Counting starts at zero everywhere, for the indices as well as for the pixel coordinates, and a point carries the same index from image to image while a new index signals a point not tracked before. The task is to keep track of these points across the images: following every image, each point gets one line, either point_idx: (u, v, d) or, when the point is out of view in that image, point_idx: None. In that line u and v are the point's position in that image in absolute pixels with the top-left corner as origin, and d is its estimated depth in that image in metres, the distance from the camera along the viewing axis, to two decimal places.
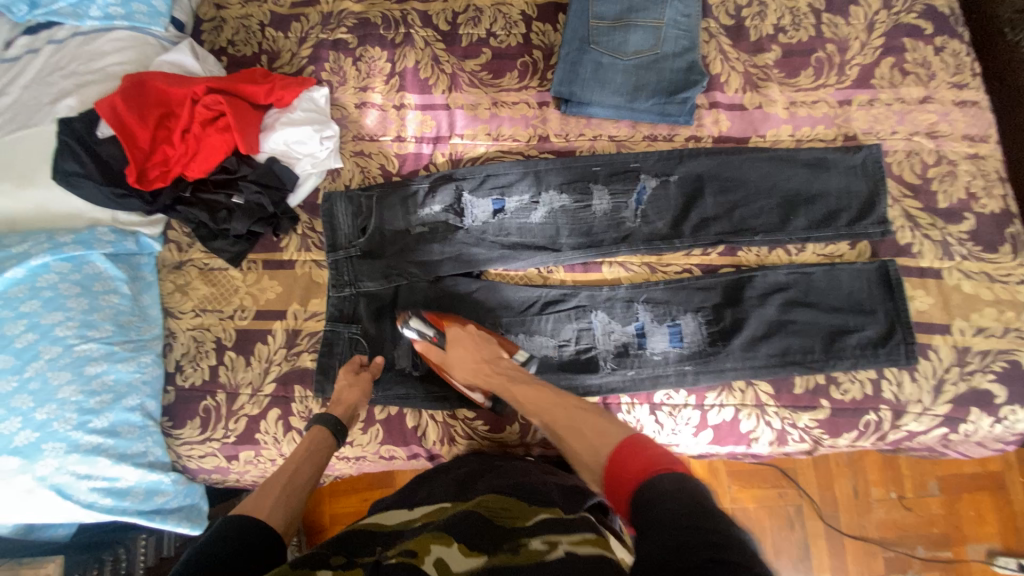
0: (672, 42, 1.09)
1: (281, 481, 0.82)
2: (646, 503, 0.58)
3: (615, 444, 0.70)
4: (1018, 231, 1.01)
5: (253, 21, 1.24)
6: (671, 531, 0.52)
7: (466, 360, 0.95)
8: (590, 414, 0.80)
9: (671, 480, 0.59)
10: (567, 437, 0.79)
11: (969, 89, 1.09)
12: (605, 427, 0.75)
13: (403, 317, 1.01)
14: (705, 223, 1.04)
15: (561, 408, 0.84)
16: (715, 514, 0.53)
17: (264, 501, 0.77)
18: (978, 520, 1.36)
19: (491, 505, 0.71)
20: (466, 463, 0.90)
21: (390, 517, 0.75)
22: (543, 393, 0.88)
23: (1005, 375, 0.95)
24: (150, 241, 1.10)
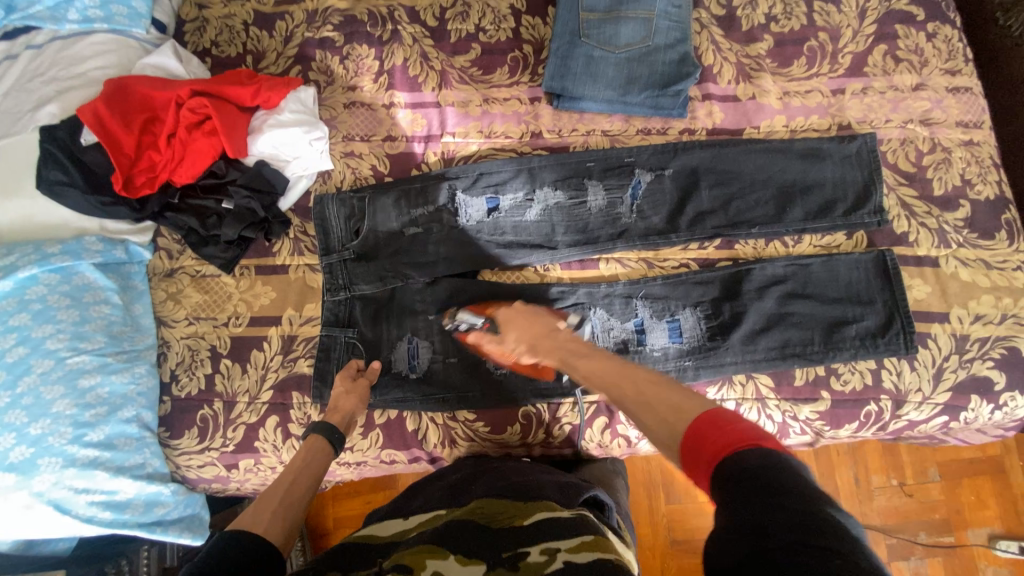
0: (664, 33, 1.07)
1: (278, 492, 0.79)
2: (726, 479, 0.50)
3: (696, 419, 0.58)
4: (1013, 217, 1.01)
5: (237, 21, 1.21)
6: (751, 511, 0.46)
7: (529, 331, 0.94)
8: (659, 387, 0.69)
9: (759, 458, 0.50)
10: (634, 411, 0.69)
11: (961, 75, 1.08)
12: (683, 399, 0.64)
13: (451, 312, 1.01)
14: (701, 216, 1.03)
15: (628, 382, 0.74)
16: (809, 495, 0.45)
17: (262, 513, 0.74)
18: (977, 504, 1.37)
19: (487, 512, 0.70)
20: (462, 467, 0.90)
21: (384, 529, 0.74)
22: (608, 367, 0.79)
23: (1003, 361, 0.95)
24: (140, 249, 1.08)
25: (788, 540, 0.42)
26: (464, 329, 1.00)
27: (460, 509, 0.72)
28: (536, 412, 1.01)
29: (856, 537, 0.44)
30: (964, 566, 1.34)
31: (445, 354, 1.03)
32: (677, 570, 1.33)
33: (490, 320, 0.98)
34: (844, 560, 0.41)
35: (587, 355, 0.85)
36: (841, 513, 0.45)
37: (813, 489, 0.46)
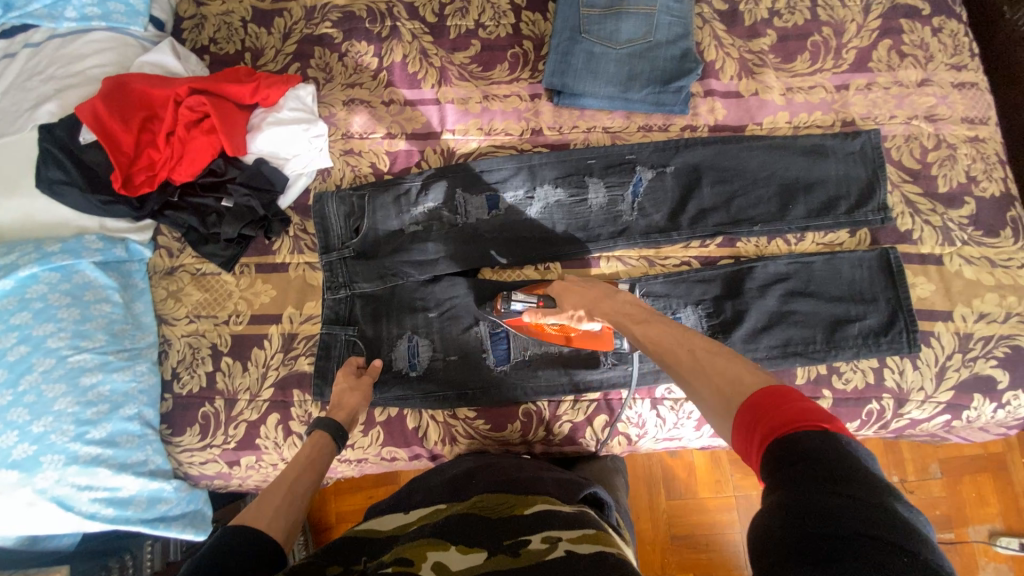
0: (665, 29, 1.06)
1: (282, 486, 0.79)
2: (783, 456, 0.48)
3: (758, 393, 0.56)
4: (1019, 214, 1.00)
5: (235, 18, 1.21)
6: (812, 493, 0.44)
7: (586, 296, 0.91)
8: (717, 357, 0.66)
9: (825, 440, 0.47)
10: (689, 380, 0.66)
11: (967, 71, 1.07)
12: (743, 371, 0.61)
13: (504, 295, 0.97)
14: (703, 214, 1.03)
15: (685, 350, 0.70)
16: (873, 484, 0.44)
17: (265, 507, 0.74)
18: (979, 501, 1.36)
19: (487, 509, 0.70)
20: (461, 462, 0.90)
21: (385, 521, 0.72)
22: (662, 332, 0.75)
23: (1007, 360, 0.94)
24: (140, 248, 1.08)
25: (849, 528, 0.41)
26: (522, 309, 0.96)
27: (460, 504, 0.72)
28: (537, 410, 1.01)
29: (918, 530, 0.43)
30: (966, 563, 1.34)
31: (445, 352, 1.03)
32: (677, 566, 1.32)
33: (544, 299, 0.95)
34: (912, 557, 0.40)
35: (645, 321, 0.79)
36: (903, 505, 0.44)
37: (875, 478, 0.45)
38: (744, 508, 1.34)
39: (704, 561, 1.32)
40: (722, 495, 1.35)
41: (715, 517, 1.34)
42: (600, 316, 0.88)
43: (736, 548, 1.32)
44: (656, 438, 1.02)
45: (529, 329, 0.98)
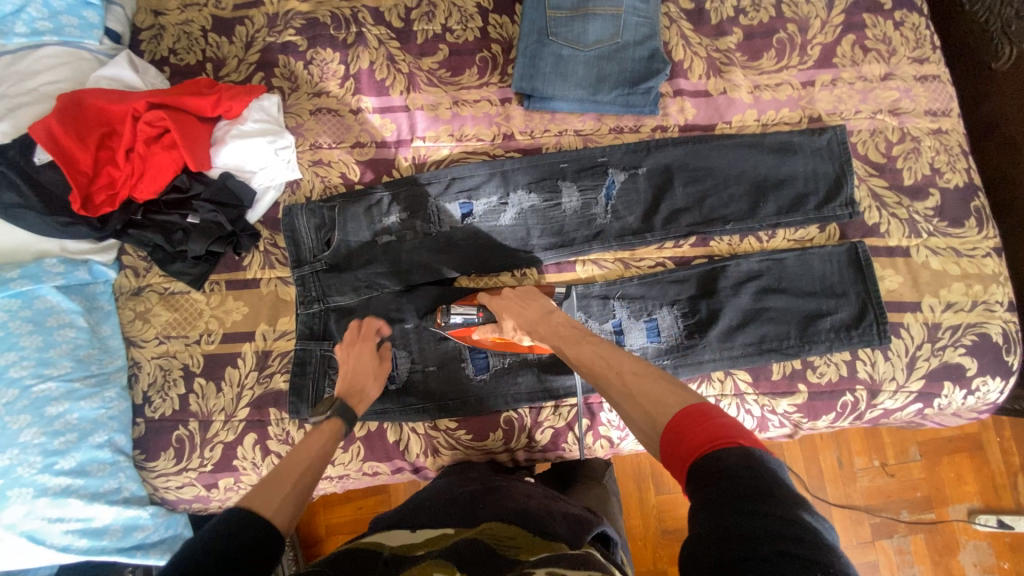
0: (633, 29, 1.06)
1: (292, 477, 0.70)
2: (703, 479, 0.48)
3: (681, 413, 0.57)
4: (982, 204, 1.03)
5: (195, 28, 1.17)
6: (729, 517, 0.44)
7: (529, 316, 0.89)
8: (642, 376, 0.66)
9: (742, 458, 0.48)
10: (618, 402, 0.67)
11: (929, 64, 1.09)
12: (666, 390, 0.62)
13: (443, 309, 0.96)
14: (676, 214, 1.03)
15: (614, 372, 0.70)
16: (787, 500, 0.44)
17: (274, 499, 0.64)
18: (957, 481, 1.40)
19: (496, 539, 0.66)
20: (469, 482, 0.85)
21: (391, 537, 0.68)
22: (594, 353, 0.76)
23: (974, 347, 0.97)
24: (104, 268, 1.05)
25: (767, 551, 0.41)
26: (462, 323, 0.95)
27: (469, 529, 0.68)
28: (518, 417, 1.01)
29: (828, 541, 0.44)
30: (946, 542, 1.38)
31: (424, 363, 1.02)
32: (668, 559, 1.34)
33: (482, 308, 0.95)
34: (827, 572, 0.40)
35: (577, 342, 0.81)
36: (813, 517, 0.45)
37: (791, 493, 0.46)
38: None
39: None
40: None
41: None
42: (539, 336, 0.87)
43: None
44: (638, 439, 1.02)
45: (481, 342, 0.97)
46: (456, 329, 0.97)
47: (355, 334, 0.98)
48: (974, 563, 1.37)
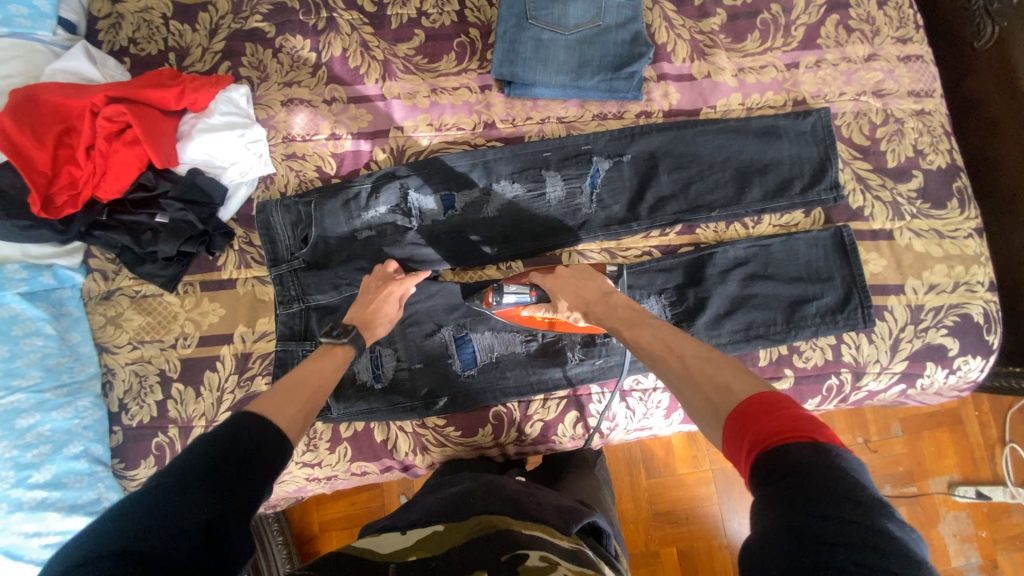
0: (615, 11, 1.03)
1: (302, 392, 0.75)
2: (774, 470, 0.48)
3: (747, 400, 0.56)
4: (964, 184, 1.03)
5: (155, 15, 1.11)
6: (799, 516, 0.44)
7: (580, 296, 0.90)
8: (708, 363, 0.65)
9: (811, 453, 0.48)
10: (680, 388, 0.67)
11: (912, 43, 1.08)
12: (731, 378, 0.61)
13: (497, 286, 0.94)
14: (661, 202, 1.02)
15: (676, 356, 0.70)
16: (865, 504, 0.44)
17: (280, 408, 0.69)
18: (937, 454, 1.44)
19: (489, 527, 0.65)
20: (460, 480, 0.83)
21: (382, 543, 0.65)
22: (655, 337, 0.76)
23: (956, 328, 0.98)
24: (70, 273, 1.01)
25: (839, 557, 0.42)
26: (518, 302, 0.94)
27: (460, 532, 0.65)
28: (507, 411, 1.00)
29: (912, 551, 0.43)
30: (928, 514, 1.42)
31: (410, 360, 1.00)
32: (660, 540, 1.35)
33: (536, 288, 0.94)
34: None
35: (636, 326, 0.80)
36: (893, 522, 0.44)
37: (870, 496, 0.45)
38: (720, 479, 1.38)
39: (685, 533, 1.35)
40: (697, 469, 1.39)
41: (692, 490, 1.37)
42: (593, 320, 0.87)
43: (715, 519, 1.36)
44: (627, 429, 1.02)
45: (531, 321, 0.97)
46: (507, 308, 0.95)
47: (382, 271, 0.97)
48: (954, 533, 1.41)
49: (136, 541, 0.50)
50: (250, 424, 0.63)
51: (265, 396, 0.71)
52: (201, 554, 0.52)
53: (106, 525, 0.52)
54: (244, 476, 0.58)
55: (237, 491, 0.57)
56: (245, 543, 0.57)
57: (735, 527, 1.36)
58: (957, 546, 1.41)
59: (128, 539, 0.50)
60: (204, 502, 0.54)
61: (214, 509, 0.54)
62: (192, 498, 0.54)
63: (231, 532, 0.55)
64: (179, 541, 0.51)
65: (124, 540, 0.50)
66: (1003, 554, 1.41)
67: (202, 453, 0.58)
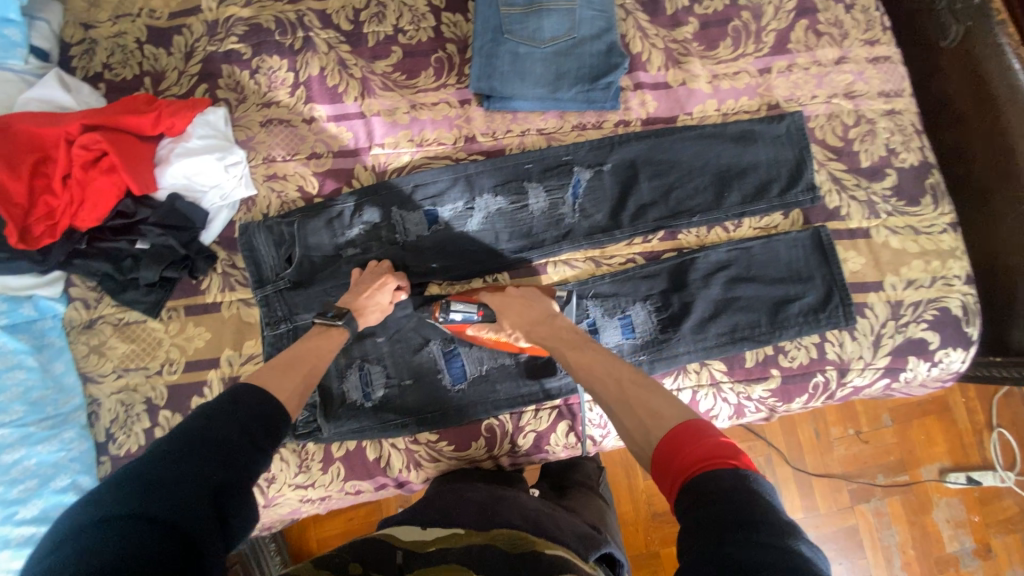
0: (588, 24, 1.04)
1: (300, 368, 0.80)
2: (698, 497, 0.53)
3: (675, 428, 0.61)
4: (936, 180, 1.05)
5: (130, 40, 1.10)
6: (717, 540, 0.48)
7: (527, 317, 0.91)
8: (639, 388, 0.70)
9: (730, 482, 0.52)
10: (614, 411, 0.71)
11: (880, 45, 1.10)
12: (660, 404, 0.66)
13: (444, 303, 0.94)
14: (643, 209, 1.03)
15: (614, 380, 0.74)
16: (777, 526, 0.48)
17: (277, 384, 0.74)
18: (928, 443, 1.46)
19: (512, 545, 0.64)
20: (477, 488, 0.83)
21: (405, 533, 0.69)
22: (595, 359, 0.80)
23: (936, 321, 1.00)
24: (51, 302, 1.00)
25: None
26: (462, 320, 0.94)
27: (480, 536, 0.67)
28: (499, 424, 1.00)
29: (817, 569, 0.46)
30: (921, 502, 1.44)
31: (400, 377, 1.00)
32: (660, 542, 1.36)
33: (484, 306, 0.94)
34: None
35: (579, 347, 0.83)
36: (803, 542, 0.48)
37: (781, 519, 0.49)
38: None
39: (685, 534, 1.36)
40: None
41: None
42: (535, 341, 0.90)
43: None
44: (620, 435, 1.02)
45: (477, 340, 0.96)
46: (454, 325, 0.96)
47: (375, 268, 0.98)
48: (948, 520, 1.44)
49: (151, 504, 0.55)
50: (251, 397, 0.68)
51: (262, 373, 0.76)
52: (210, 516, 0.57)
53: (120, 486, 0.56)
54: (247, 445, 0.63)
55: (241, 459, 0.62)
56: (249, 505, 0.62)
57: None
58: (951, 533, 1.43)
59: (143, 501, 0.55)
60: (211, 468, 0.59)
61: (221, 475, 0.59)
62: (201, 464, 0.59)
63: (236, 497, 0.60)
64: (191, 503, 0.56)
65: (140, 501, 0.55)
66: (997, 538, 1.44)
67: (208, 424, 0.63)
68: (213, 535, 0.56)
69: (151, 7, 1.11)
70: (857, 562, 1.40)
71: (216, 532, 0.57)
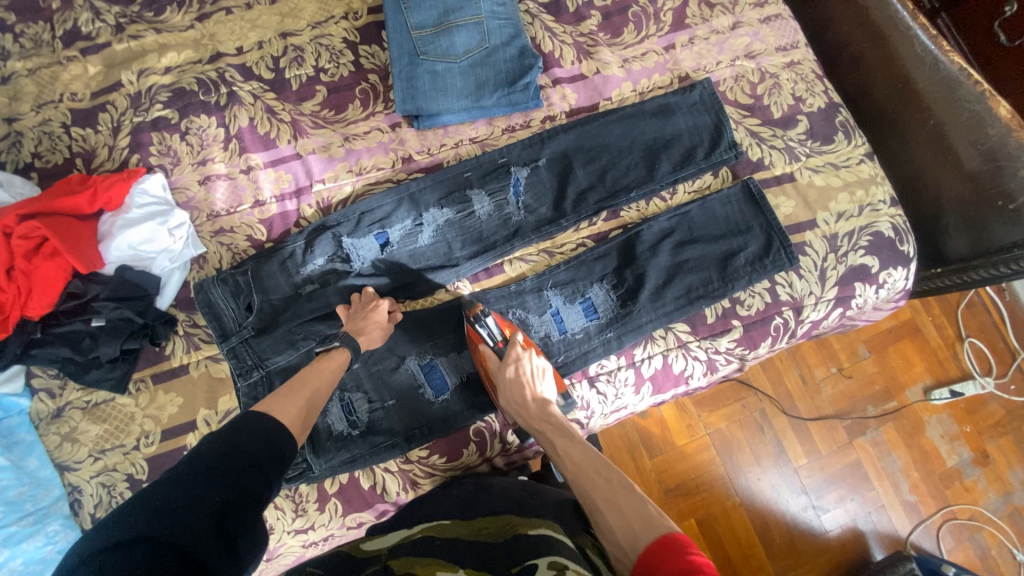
0: (498, 32, 1.09)
1: (306, 389, 0.84)
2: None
3: (653, 545, 0.64)
4: (845, 117, 1.13)
5: (55, 125, 1.10)
6: None
7: (517, 397, 0.90)
8: (629, 494, 0.72)
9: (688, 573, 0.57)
10: (601, 508, 0.72)
11: (769, 5, 1.19)
12: (647, 516, 0.68)
13: (481, 311, 0.96)
14: (583, 195, 1.07)
15: (603, 478, 0.76)
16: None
17: (279, 409, 0.77)
18: (907, 365, 1.52)
19: (499, 532, 0.69)
20: (463, 484, 0.88)
21: (386, 540, 0.73)
22: (585, 456, 0.81)
23: (871, 246, 1.06)
24: (15, 398, 0.97)
25: None
26: (481, 336, 0.96)
27: (467, 526, 0.73)
28: (486, 426, 1.02)
29: None
30: (912, 423, 1.49)
31: (382, 400, 1.01)
32: (679, 515, 1.39)
33: (506, 344, 0.95)
34: None
35: (568, 437, 0.85)
36: None
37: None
38: (718, 441, 1.44)
39: (700, 501, 1.40)
40: (696, 437, 1.43)
41: (696, 457, 1.43)
42: (522, 420, 0.91)
43: (724, 479, 1.42)
44: (605, 414, 1.03)
45: (478, 359, 0.97)
46: (473, 333, 0.97)
47: (357, 300, 1.00)
48: (942, 435, 1.49)
49: (157, 528, 0.56)
50: (256, 422, 0.71)
51: (268, 401, 0.79)
52: (213, 538, 0.58)
53: (127, 512, 0.57)
54: (255, 468, 0.66)
55: (247, 481, 0.64)
56: (252, 527, 0.63)
57: (744, 482, 1.42)
58: (948, 447, 1.49)
59: (144, 527, 0.56)
60: (217, 489, 0.61)
61: (229, 495, 0.62)
62: (203, 485, 0.61)
63: (239, 519, 0.61)
64: (198, 524, 0.58)
65: (147, 527, 0.55)
66: (990, 442, 1.50)
67: (214, 451, 0.65)
68: (218, 556, 0.58)
69: (70, 90, 1.12)
70: (868, 494, 1.44)
71: (215, 554, 0.58)
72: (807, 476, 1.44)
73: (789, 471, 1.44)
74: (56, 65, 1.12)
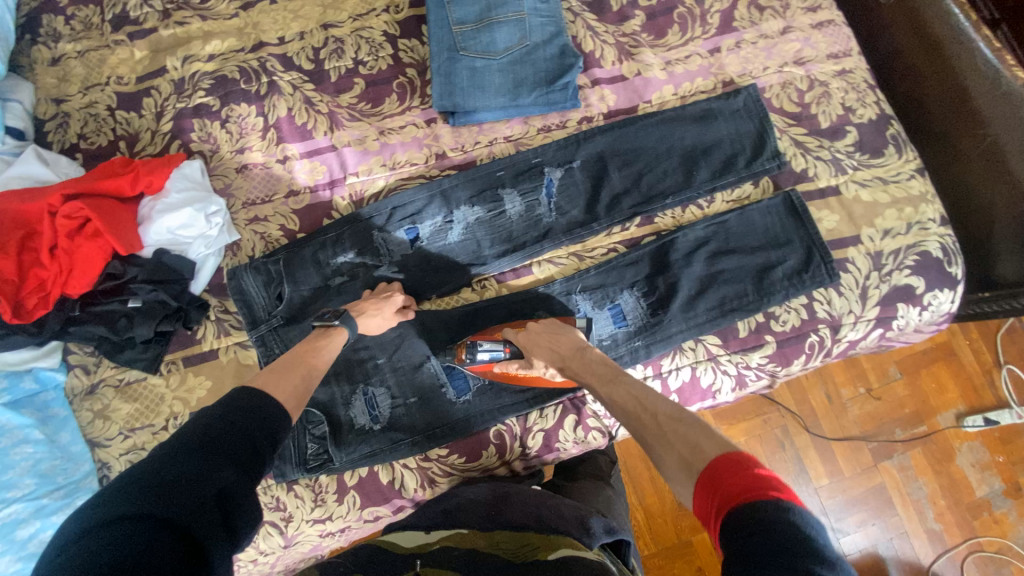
0: (539, 30, 1.08)
1: (297, 367, 0.81)
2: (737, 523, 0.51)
3: (710, 469, 0.59)
4: (897, 130, 1.08)
5: (101, 108, 1.13)
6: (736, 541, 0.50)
7: (550, 352, 0.92)
8: (676, 423, 0.69)
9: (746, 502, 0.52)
10: (654, 447, 0.70)
11: (822, 10, 1.14)
12: (698, 445, 0.64)
13: (471, 343, 0.98)
14: (617, 199, 1.05)
15: (649, 415, 0.74)
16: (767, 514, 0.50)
17: (275, 386, 0.75)
18: (940, 390, 1.46)
19: (515, 551, 0.66)
20: (479, 490, 0.88)
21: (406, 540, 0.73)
22: (629, 394, 0.79)
23: (918, 266, 1.02)
24: (51, 373, 1.00)
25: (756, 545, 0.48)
26: (489, 360, 0.97)
27: (485, 537, 0.71)
28: (507, 429, 1.01)
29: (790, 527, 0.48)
30: (943, 450, 1.43)
31: (404, 396, 1.01)
32: None
33: (511, 350, 0.98)
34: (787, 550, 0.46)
35: (611, 382, 0.83)
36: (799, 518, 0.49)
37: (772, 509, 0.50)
38: None
39: None
40: None
41: None
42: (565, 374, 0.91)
43: None
44: None
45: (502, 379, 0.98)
46: (480, 363, 0.98)
47: (382, 291, 1.00)
48: (973, 465, 1.43)
49: (149, 505, 0.55)
50: (248, 398, 0.69)
51: (264, 375, 0.77)
52: (212, 516, 0.58)
53: (117, 490, 0.56)
54: (247, 445, 0.65)
55: (239, 455, 0.63)
56: (252, 506, 0.63)
57: None
58: (980, 478, 1.42)
59: (136, 505, 0.55)
60: (211, 468, 0.60)
61: (222, 474, 0.61)
62: (201, 464, 0.60)
63: (239, 497, 0.61)
64: (192, 503, 0.57)
65: (140, 504, 0.55)
66: None
67: (201, 428, 0.63)
68: (215, 532, 0.58)
69: (117, 73, 1.14)
70: (891, 521, 1.39)
71: (220, 533, 0.59)
72: (828, 497, 1.40)
73: (808, 491, 1.40)
74: (105, 49, 1.15)
